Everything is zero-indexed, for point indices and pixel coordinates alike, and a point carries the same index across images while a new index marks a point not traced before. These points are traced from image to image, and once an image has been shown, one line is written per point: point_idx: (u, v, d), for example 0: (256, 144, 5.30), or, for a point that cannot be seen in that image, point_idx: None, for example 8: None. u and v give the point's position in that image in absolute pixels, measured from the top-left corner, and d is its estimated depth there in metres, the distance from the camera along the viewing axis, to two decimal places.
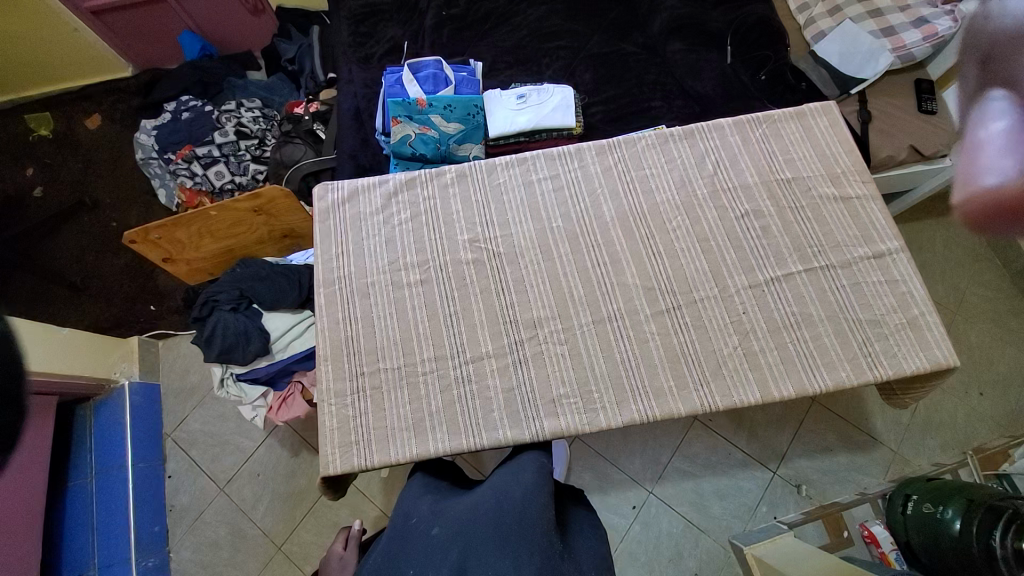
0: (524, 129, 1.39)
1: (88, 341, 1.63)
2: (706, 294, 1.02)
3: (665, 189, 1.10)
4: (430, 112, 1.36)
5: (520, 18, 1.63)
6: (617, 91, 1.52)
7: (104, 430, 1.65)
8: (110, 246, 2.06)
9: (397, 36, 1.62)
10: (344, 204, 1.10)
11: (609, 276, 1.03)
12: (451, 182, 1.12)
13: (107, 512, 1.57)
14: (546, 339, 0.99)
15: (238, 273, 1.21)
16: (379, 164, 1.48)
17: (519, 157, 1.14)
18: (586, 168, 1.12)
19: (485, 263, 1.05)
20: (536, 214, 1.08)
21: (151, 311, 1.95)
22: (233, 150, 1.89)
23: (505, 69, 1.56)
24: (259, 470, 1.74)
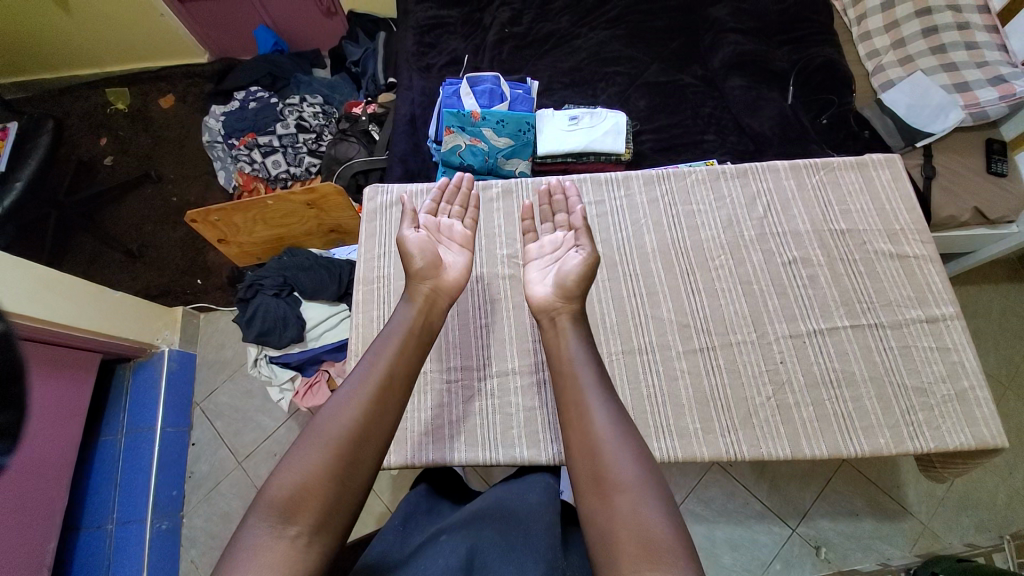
0: (573, 150, 1.40)
1: (135, 306, 1.72)
2: (743, 337, 0.99)
3: (712, 226, 1.08)
4: (482, 125, 1.39)
5: (580, 42, 1.66)
6: (670, 121, 1.52)
7: (139, 392, 1.74)
8: (166, 219, 2.19)
9: (459, 49, 1.67)
10: (391, 207, 1.12)
11: (644, 307, 1.01)
12: (496, 197, 1.13)
13: (131, 470, 1.65)
14: None
15: (285, 261, 1.26)
16: (427, 170, 1.52)
17: (566, 179, 1.13)
18: (632, 197, 1.10)
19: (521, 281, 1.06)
20: None
21: (197, 284, 2.05)
22: (292, 142, 1.99)
23: (560, 90, 1.58)
24: (276, 451, 1.79)
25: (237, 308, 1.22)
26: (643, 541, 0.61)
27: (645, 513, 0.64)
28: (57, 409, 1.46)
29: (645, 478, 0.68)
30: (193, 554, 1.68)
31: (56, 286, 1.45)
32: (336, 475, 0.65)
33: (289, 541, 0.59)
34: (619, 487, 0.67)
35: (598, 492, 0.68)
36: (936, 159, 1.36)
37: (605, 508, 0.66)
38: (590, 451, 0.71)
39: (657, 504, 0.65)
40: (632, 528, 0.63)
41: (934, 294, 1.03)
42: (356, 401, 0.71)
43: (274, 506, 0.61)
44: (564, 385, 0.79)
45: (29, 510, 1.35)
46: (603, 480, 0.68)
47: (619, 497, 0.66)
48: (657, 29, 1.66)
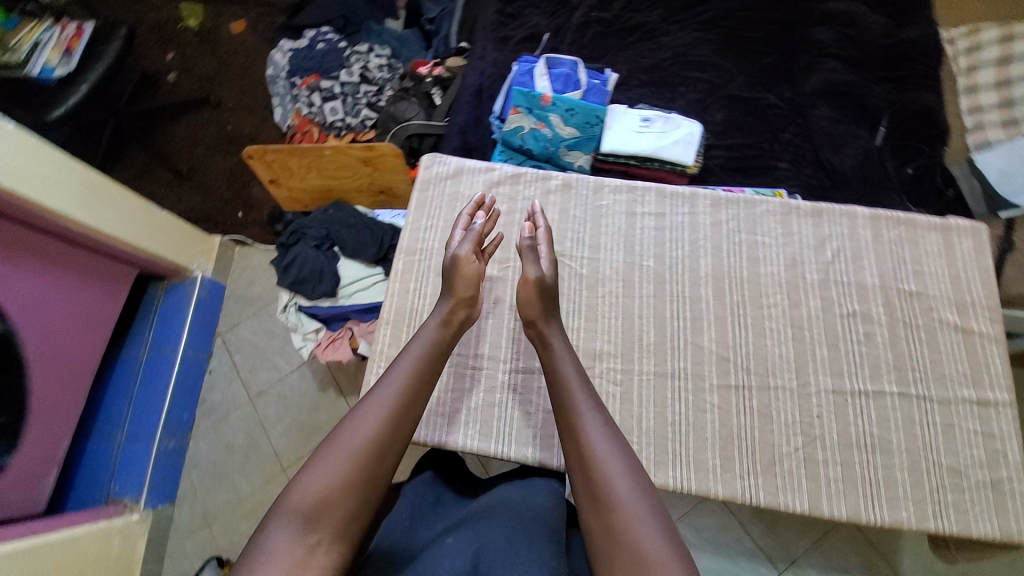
0: (639, 154, 1.35)
1: (175, 228, 1.76)
2: (783, 383, 0.95)
3: (773, 262, 1.02)
4: (550, 111, 1.35)
5: (668, 38, 1.58)
6: (745, 140, 1.45)
7: (167, 312, 1.79)
8: (218, 147, 2.21)
9: (540, 25, 1.61)
10: (447, 180, 1.09)
11: (686, 334, 0.96)
12: (554, 190, 1.06)
13: (148, 386, 1.71)
14: (599, 376, 0.93)
15: (330, 214, 1.23)
16: (484, 147, 1.49)
17: (630, 184, 1.06)
18: (696, 216, 1.04)
19: (564, 281, 0.99)
20: (629, 247, 1.02)
21: (237, 218, 2.08)
22: (352, 91, 2.00)
23: (637, 86, 1.52)
24: (287, 393, 1.85)
25: (278, 253, 1.22)
26: (637, 557, 0.61)
27: (644, 531, 0.63)
28: (88, 316, 1.52)
29: (646, 499, 0.67)
30: (194, 478, 1.79)
31: (108, 197, 1.50)
32: (356, 486, 0.68)
33: (309, 547, 0.62)
34: (613, 505, 0.66)
35: (592, 509, 0.67)
36: (1020, 232, 1.26)
37: (600, 525, 0.66)
38: (586, 468, 0.71)
39: (659, 523, 0.64)
40: (628, 546, 0.62)
41: (992, 376, 0.96)
42: (379, 411, 0.74)
43: (296, 512, 0.64)
44: (559, 404, 0.80)
45: (49, 407, 1.43)
46: (599, 497, 0.67)
47: (614, 515, 0.65)
48: (752, 40, 1.56)
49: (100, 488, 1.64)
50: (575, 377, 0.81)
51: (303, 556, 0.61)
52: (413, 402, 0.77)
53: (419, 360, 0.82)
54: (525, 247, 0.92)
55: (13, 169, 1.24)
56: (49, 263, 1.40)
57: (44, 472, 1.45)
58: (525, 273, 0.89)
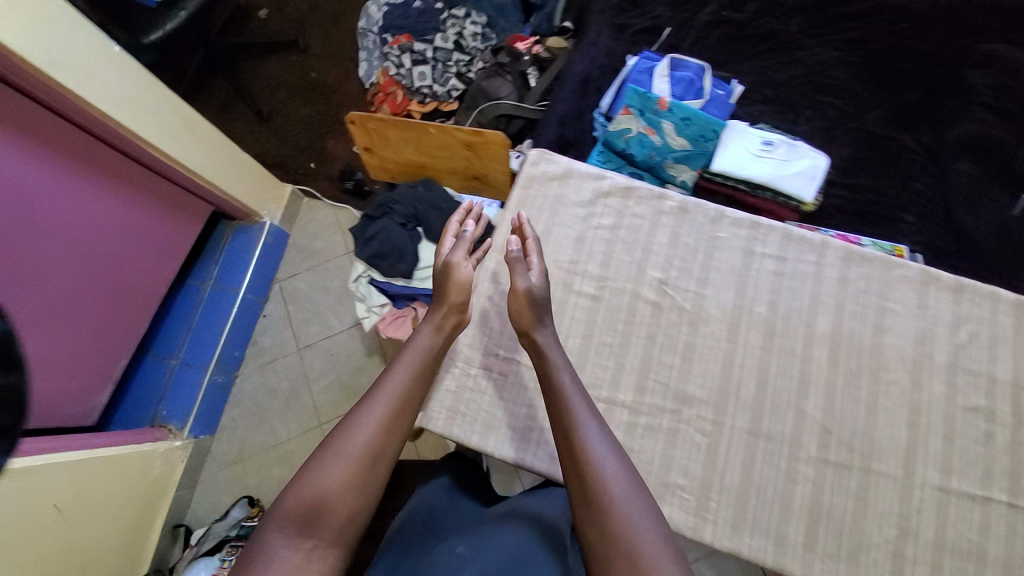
0: (753, 180, 1.24)
1: (252, 172, 1.74)
2: (883, 467, 0.87)
3: (898, 333, 0.92)
4: (664, 117, 1.25)
5: (801, 54, 1.45)
6: (872, 182, 1.32)
7: (234, 251, 1.82)
8: (299, 93, 2.18)
9: (662, 19, 1.51)
10: (553, 182, 1.02)
11: (790, 395, 0.88)
12: (668, 212, 0.98)
13: (206, 320, 1.75)
14: (686, 422, 0.87)
15: (420, 192, 1.18)
16: (581, 142, 1.40)
17: (753, 219, 0.97)
18: (823, 268, 0.95)
19: (664, 312, 0.92)
20: (741, 288, 0.93)
21: (310, 168, 2.07)
22: (444, 58, 1.94)
23: (756, 103, 1.41)
24: (334, 352, 1.86)
25: (361, 222, 1.19)
26: (632, 556, 0.60)
27: (641, 531, 0.62)
28: (158, 244, 1.53)
29: (640, 498, 0.65)
30: (235, 414, 1.83)
31: (196, 130, 1.48)
32: (353, 489, 0.69)
33: (305, 553, 0.64)
34: (610, 504, 0.64)
35: (586, 508, 0.65)
36: None
37: (594, 524, 0.63)
38: (580, 467, 0.68)
39: (656, 525, 0.63)
40: (626, 546, 0.60)
41: None
42: (376, 415, 0.74)
43: (292, 517, 0.65)
44: (552, 406, 0.75)
45: (111, 327, 1.46)
46: (594, 495, 0.65)
47: (610, 515, 0.63)
48: (896, 71, 1.40)
49: (148, 409, 1.69)
50: (568, 378, 0.77)
51: (301, 562, 0.63)
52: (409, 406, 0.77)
53: (416, 366, 0.81)
54: (512, 258, 0.86)
55: (107, 88, 1.23)
56: (130, 186, 1.41)
57: (98, 388, 1.48)
58: (513, 284, 0.83)
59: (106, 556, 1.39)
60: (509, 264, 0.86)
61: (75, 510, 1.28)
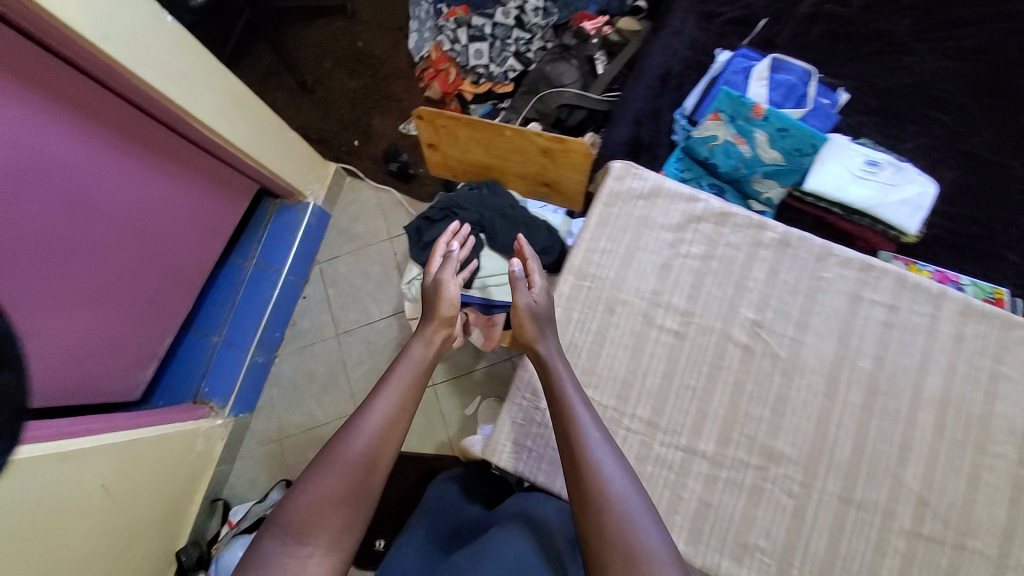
0: (850, 204, 1.12)
1: (299, 151, 1.68)
2: (986, 551, 0.78)
3: (1017, 403, 0.82)
4: (757, 126, 1.13)
5: (914, 58, 1.28)
6: (975, 214, 1.18)
7: (276, 231, 1.78)
8: (344, 63, 2.07)
9: (756, 8, 1.35)
10: (638, 201, 0.92)
11: (888, 461, 0.81)
12: (768, 245, 0.88)
13: (249, 300, 1.73)
14: (772, 481, 0.80)
15: (486, 197, 1.11)
16: (656, 145, 1.28)
17: (865, 261, 0.87)
18: (938, 321, 0.85)
19: (755, 357, 0.84)
20: (844, 337, 0.84)
21: (353, 146, 1.98)
22: (503, 35, 1.80)
23: (856, 113, 1.26)
24: (372, 338, 1.83)
25: (417, 227, 1.12)
26: (631, 556, 0.58)
27: (640, 531, 0.60)
28: (204, 221, 1.49)
29: (639, 499, 0.63)
30: (275, 393, 1.83)
31: (244, 105, 1.40)
32: (349, 497, 0.69)
33: (301, 560, 0.63)
34: (608, 504, 0.62)
35: (584, 509, 0.63)
36: None
37: (592, 526, 0.61)
38: (575, 467, 0.66)
39: (655, 526, 0.61)
40: (626, 549, 0.58)
41: None
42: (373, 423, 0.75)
43: (289, 523, 0.65)
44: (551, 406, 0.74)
45: (157, 306, 1.44)
46: (591, 496, 0.63)
47: (608, 515, 0.61)
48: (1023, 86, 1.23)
49: (190, 385, 1.70)
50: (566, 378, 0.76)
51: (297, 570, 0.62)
52: (404, 415, 0.79)
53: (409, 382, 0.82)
54: (513, 277, 0.84)
55: (156, 60, 1.15)
56: (177, 162, 1.34)
57: (143, 364, 1.46)
58: (516, 301, 0.81)
59: (148, 529, 1.42)
60: (512, 283, 0.84)
61: (121, 489, 1.30)
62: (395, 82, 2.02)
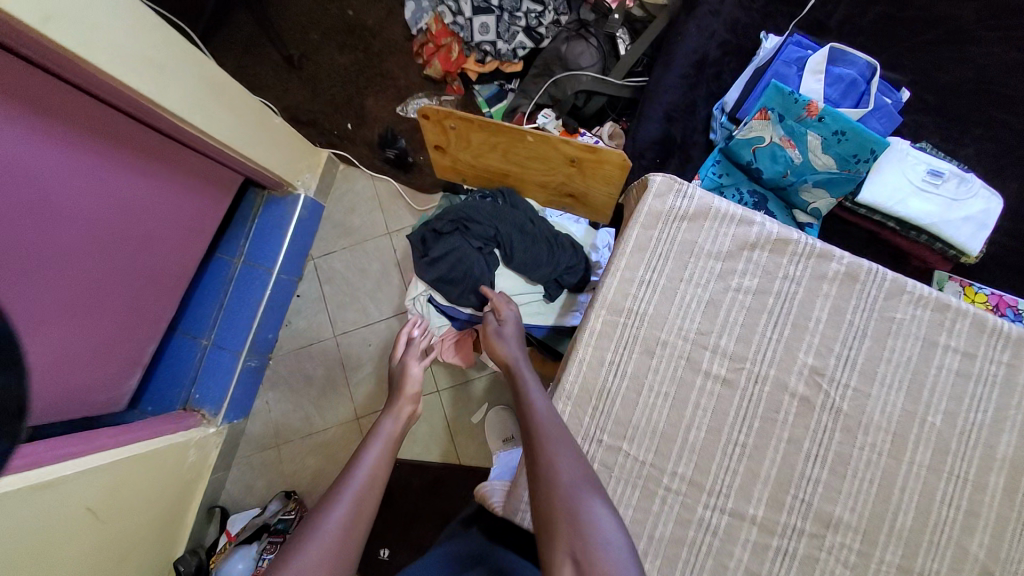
0: (907, 219, 1.00)
1: (287, 135, 1.50)
2: None
3: None
4: (811, 128, 0.98)
5: (982, 48, 1.13)
6: None
7: (265, 226, 1.62)
8: (333, 35, 1.86)
9: None
10: (683, 223, 0.79)
11: (955, 529, 0.73)
12: (832, 279, 0.77)
13: (238, 301, 1.59)
14: (829, 550, 0.72)
15: (503, 208, 0.97)
16: (689, 145, 1.14)
17: (942, 299, 0.76)
18: (1018, 371, 0.75)
19: (814, 412, 0.74)
20: (915, 388, 0.75)
21: (346, 130, 1.80)
22: (512, 7, 1.60)
23: (914, 111, 1.12)
24: (371, 341, 1.71)
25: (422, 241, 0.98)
26: (578, 526, 0.61)
27: (587, 504, 0.63)
28: (186, 219, 1.34)
29: (584, 474, 0.67)
30: (269, 397, 1.72)
31: (222, 91, 1.24)
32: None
33: None
34: (556, 478, 0.66)
35: (537, 485, 0.67)
36: None
37: (542, 499, 0.65)
38: (531, 448, 0.70)
39: (600, 501, 0.64)
40: (570, 518, 0.62)
41: None
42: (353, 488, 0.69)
43: None
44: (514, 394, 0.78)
45: (138, 315, 1.30)
46: (543, 472, 0.67)
47: (555, 487, 0.65)
48: None
49: (178, 390, 1.56)
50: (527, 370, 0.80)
51: None
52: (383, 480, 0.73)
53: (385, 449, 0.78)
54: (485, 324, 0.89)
55: (115, 43, 0.97)
56: (148, 156, 1.17)
57: (127, 375, 1.35)
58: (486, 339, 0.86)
59: (146, 541, 1.31)
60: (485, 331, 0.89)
61: (110, 510, 1.17)
62: (391, 58, 1.82)
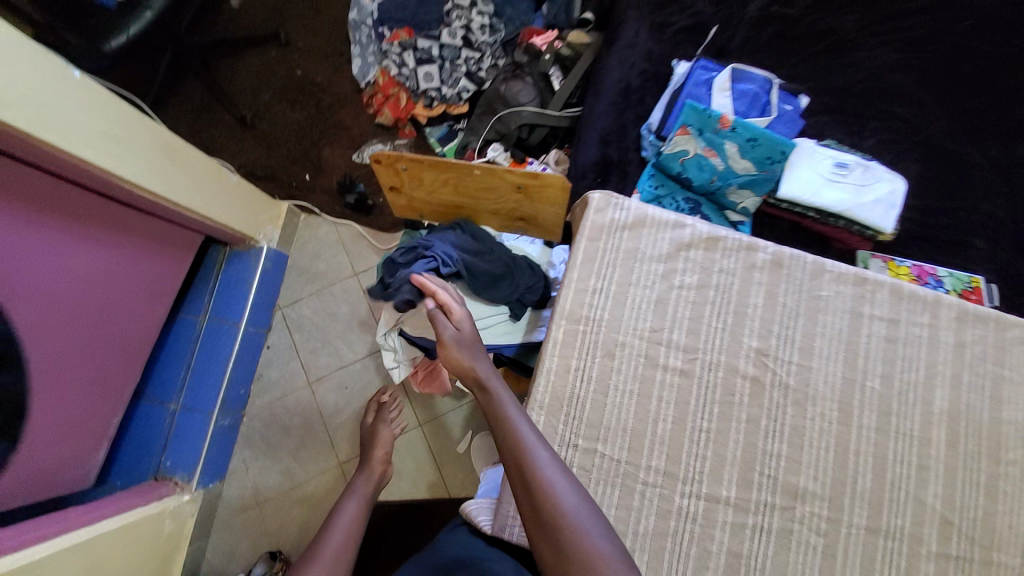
0: (825, 208, 1.11)
1: (246, 191, 1.54)
2: (1008, 560, 0.78)
3: (1017, 405, 0.83)
4: (727, 138, 1.10)
5: (863, 55, 1.29)
6: (941, 205, 1.21)
7: (228, 282, 1.62)
8: (284, 94, 1.93)
9: (706, 14, 1.32)
10: (624, 232, 0.87)
11: (908, 484, 0.79)
12: (761, 266, 0.85)
13: (206, 360, 1.57)
14: (800, 521, 0.77)
15: (462, 239, 1.00)
16: (626, 161, 1.24)
17: (858, 274, 0.85)
18: (935, 331, 0.84)
19: (765, 390, 0.80)
20: (851, 357, 0.82)
21: (305, 181, 1.85)
22: (452, 56, 1.73)
23: (816, 114, 1.27)
24: (348, 384, 1.70)
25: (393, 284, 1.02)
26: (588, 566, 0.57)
27: (590, 535, 0.60)
28: (147, 283, 1.33)
29: (582, 497, 0.64)
30: (246, 455, 1.67)
31: (177, 156, 1.26)
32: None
33: None
34: (558, 513, 0.61)
35: (537, 517, 0.62)
36: None
37: (550, 545, 0.60)
38: (523, 480, 0.64)
39: (603, 529, 0.60)
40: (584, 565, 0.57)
41: None
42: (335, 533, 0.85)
43: None
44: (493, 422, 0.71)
45: (103, 386, 1.27)
46: (542, 509, 0.62)
47: (559, 524, 0.60)
48: (958, 77, 1.27)
49: (149, 459, 1.50)
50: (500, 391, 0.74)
51: None
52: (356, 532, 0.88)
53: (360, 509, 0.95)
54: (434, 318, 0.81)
55: (70, 120, 1.00)
56: (105, 224, 1.18)
57: (94, 450, 1.29)
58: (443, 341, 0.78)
59: None
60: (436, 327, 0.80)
61: None
62: (341, 110, 1.90)
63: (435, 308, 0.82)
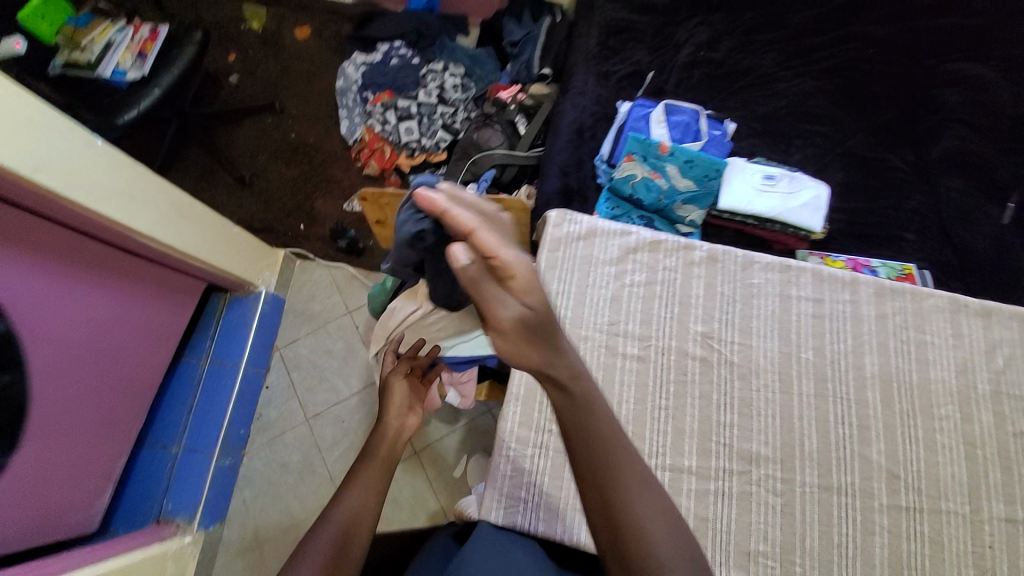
0: (760, 215, 1.26)
1: (246, 241, 1.67)
2: (953, 506, 0.86)
3: (942, 366, 0.93)
4: (667, 160, 1.28)
5: (783, 85, 1.48)
6: (869, 205, 1.35)
7: (230, 326, 1.71)
8: (279, 154, 2.13)
9: (643, 63, 1.55)
10: (579, 241, 1.00)
11: (852, 443, 0.88)
12: (699, 262, 0.98)
13: (208, 400, 1.63)
14: (757, 483, 0.85)
15: None
16: (586, 188, 1.41)
17: (783, 263, 0.98)
18: (857, 306, 0.96)
19: (713, 367, 0.91)
20: (784, 333, 0.94)
21: (299, 230, 2.00)
22: (429, 112, 1.95)
23: (748, 136, 1.44)
24: (344, 418, 1.77)
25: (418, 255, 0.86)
26: None
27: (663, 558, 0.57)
28: (154, 328, 1.43)
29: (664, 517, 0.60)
30: (246, 495, 1.69)
31: (185, 211, 1.41)
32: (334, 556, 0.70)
33: None
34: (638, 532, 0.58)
35: (614, 525, 0.59)
36: None
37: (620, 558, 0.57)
38: (602, 481, 0.60)
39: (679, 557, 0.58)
40: None
41: None
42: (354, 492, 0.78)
43: None
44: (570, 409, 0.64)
45: (111, 427, 1.34)
46: (621, 521, 0.58)
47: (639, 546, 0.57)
48: (870, 96, 1.45)
49: (150, 502, 1.52)
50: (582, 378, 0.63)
51: None
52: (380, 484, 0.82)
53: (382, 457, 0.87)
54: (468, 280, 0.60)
55: (95, 183, 1.15)
56: (120, 275, 1.30)
57: (101, 492, 1.34)
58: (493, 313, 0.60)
59: None
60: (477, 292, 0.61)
61: None
62: (332, 165, 2.09)
63: (476, 263, 0.60)
